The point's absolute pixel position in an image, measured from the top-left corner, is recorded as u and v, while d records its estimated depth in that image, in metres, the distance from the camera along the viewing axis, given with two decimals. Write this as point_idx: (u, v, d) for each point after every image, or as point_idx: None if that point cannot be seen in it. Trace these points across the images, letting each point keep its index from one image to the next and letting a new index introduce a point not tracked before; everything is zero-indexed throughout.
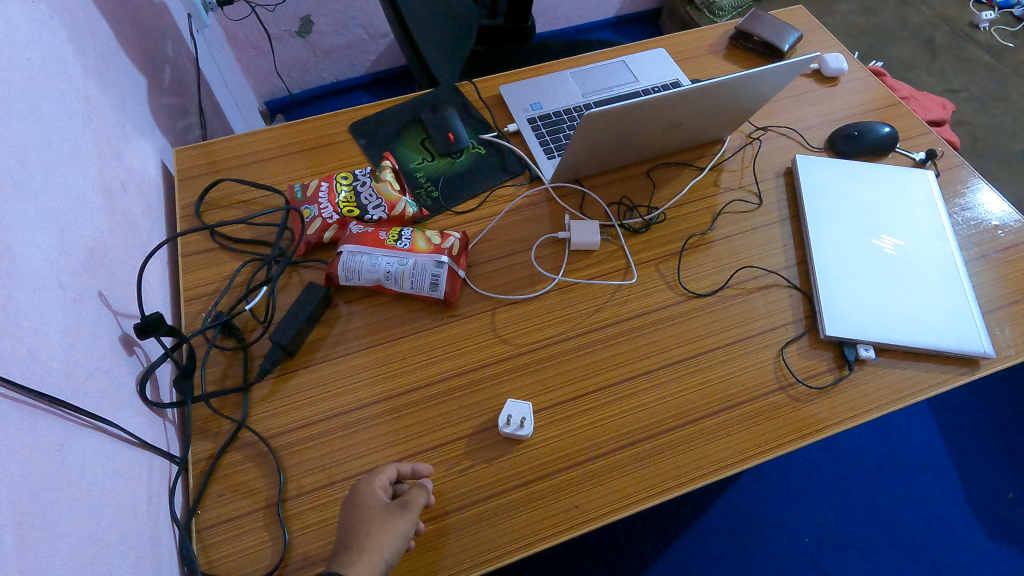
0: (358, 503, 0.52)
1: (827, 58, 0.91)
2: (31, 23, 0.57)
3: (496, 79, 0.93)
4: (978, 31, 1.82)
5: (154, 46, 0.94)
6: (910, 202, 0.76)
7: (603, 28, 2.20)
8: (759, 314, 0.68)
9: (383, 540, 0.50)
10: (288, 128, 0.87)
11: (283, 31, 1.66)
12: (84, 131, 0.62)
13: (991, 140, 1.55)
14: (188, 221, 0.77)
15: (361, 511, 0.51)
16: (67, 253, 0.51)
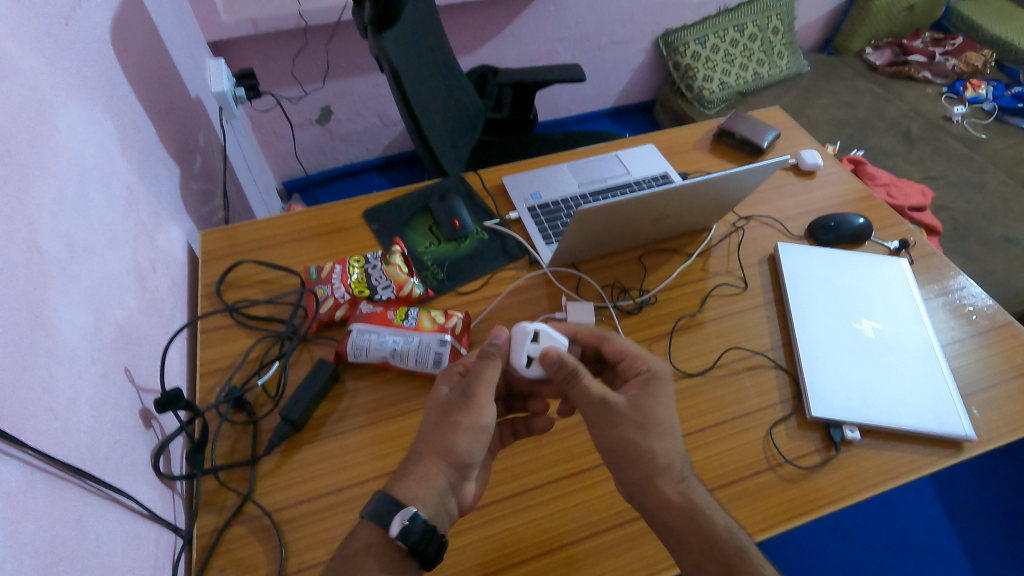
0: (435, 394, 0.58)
1: (803, 155, 0.99)
2: (88, 127, 0.64)
3: (499, 171, 1.01)
4: (952, 123, 1.96)
5: (188, 138, 1.03)
6: (886, 287, 0.81)
7: (602, 116, 2.36)
8: (749, 393, 0.71)
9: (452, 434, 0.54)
10: (306, 215, 0.94)
11: (305, 118, 1.82)
12: (124, 218, 0.68)
13: (973, 224, 1.62)
14: (208, 298, 0.82)
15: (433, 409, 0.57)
16: (100, 331, 0.56)
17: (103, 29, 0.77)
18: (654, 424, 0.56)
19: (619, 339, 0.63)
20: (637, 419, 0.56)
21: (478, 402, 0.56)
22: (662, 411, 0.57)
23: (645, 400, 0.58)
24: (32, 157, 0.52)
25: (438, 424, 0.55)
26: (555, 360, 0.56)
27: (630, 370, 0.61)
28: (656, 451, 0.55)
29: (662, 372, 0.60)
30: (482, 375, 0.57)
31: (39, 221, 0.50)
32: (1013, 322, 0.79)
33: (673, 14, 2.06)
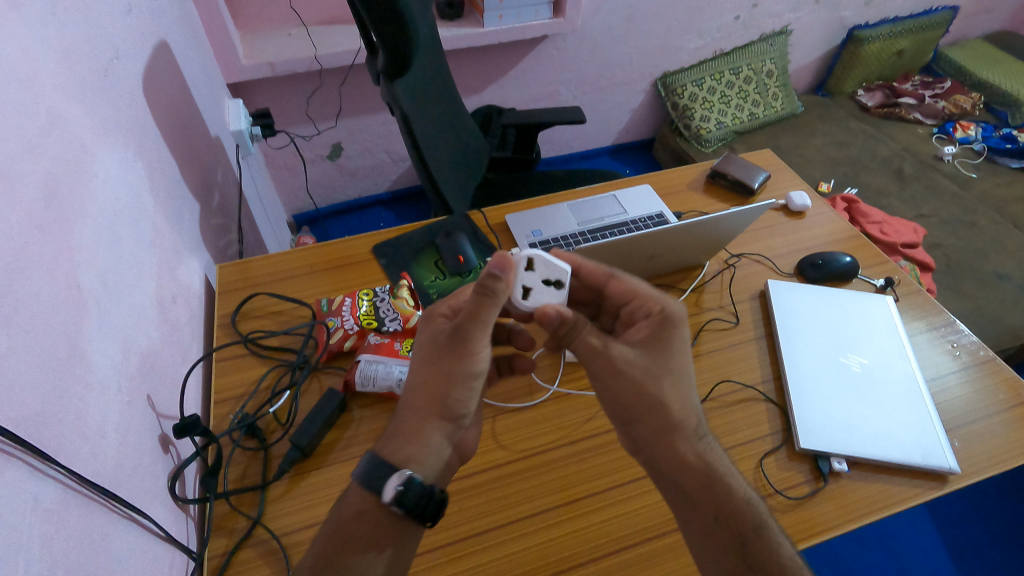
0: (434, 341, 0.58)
1: (792, 196, 1.04)
2: (121, 170, 0.70)
3: (502, 209, 1.06)
4: (944, 162, 2.02)
5: (208, 176, 1.09)
6: (872, 324, 0.84)
7: (603, 153, 2.43)
8: (740, 425, 0.74)
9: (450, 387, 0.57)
10: (318, 250, 0.99)
11: (316, 154, 1.89)
12: (150, 254, 0.72)
13: (965, 260, 1.66)
14: (224, 328, 0.86)
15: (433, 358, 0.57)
16: (127, 361, 0.60)
17: (136, 78, 0.83)
18: (669, 373, 0.58)
19: (625, 280, 0.65)
20: (651, 366, 0.58)
21: (472, 347, 0.56)
22: (674, 357, 0.59)
23: (658, 346, 0.59)
24: (73, 200, 0.56)
25: (438, 375, 0.57)
26: (552, 317, 0.57)
27: (644, 309, 0.63)
28: (671, 404, 0.57)
29: (678, 313, 0.61)
30: (476, 313, 0.55)
31: (78, 259, 0.55)
32: (997, 356, 0.82)
33: (671, 58, 2.15)
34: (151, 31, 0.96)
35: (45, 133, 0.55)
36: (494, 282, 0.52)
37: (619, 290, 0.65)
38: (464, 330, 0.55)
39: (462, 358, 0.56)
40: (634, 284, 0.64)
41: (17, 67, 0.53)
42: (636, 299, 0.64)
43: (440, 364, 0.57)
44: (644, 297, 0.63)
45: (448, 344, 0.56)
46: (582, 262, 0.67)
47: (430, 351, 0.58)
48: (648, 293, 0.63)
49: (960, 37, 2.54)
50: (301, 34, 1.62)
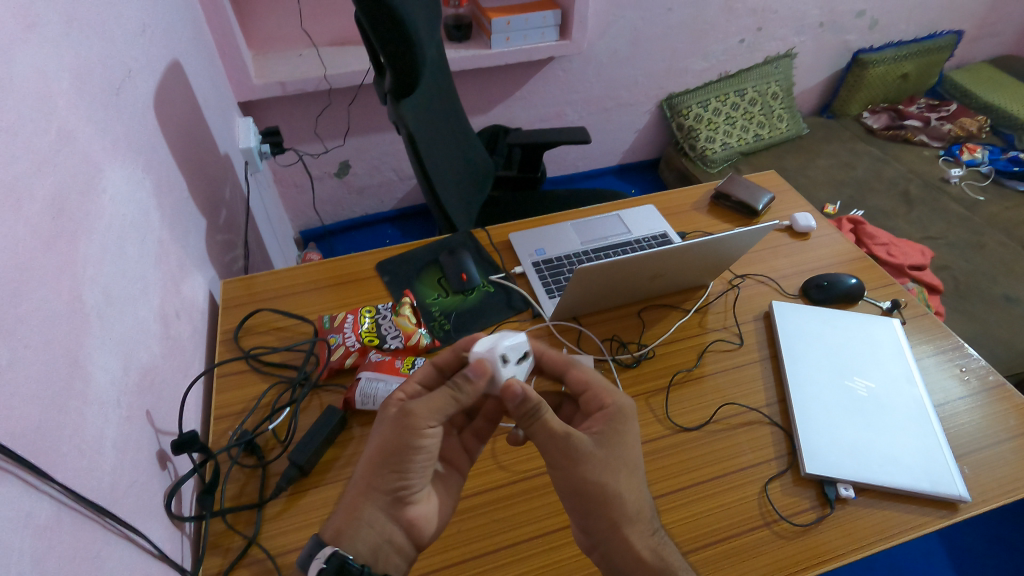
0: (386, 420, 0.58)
1: (796, 217, 1.04)
2: (129, 186, 0.71)
3: (506, 227, 1.06)
4: (951, 184, 2.01)
5: (215, 192, 1.10)
6: (879, 347, 0.83)
7: (608, 173, 2.44)
8: (744, 448, 0.73)
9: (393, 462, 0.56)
10: (322, 266, 0.99)
11: (323, 172, 1.91)
12: (154, 269, 0.73)
13: (973, 283, 1.64)
14: (226, 344, 0.86)
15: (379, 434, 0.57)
16: (127, 376, 0.60)
17: (147, 97, 0.85)
18: (624, 468, 0.59)
19: (584, 371, 0.65)
20: (603, 458, 0.58)
21: (418, 426, 0.55)
22: (624, 448, 0.60)
23: (612, 438, 0.60)
24: (80, 216, 0.57)
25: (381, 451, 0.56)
26: (517, 393, 0.56)
27: (596, 400, 0.63)
28: (625, 497, 0.58)
29: (626, 407, 0.62)
30: (431, 398, 0.57)
31: (82, 273, 0.55)
32: (1007, 382, 0.81)
33: (676, 79, 2.17)
34: (164, 51, 0.98)
35: (55, 150, 0.56)
36: (463, 382, 0.58)
37: (577, 380, 0.65)
38: (412, 412, 0.56)
39: (408, 436, 0.55)
40: (590, 373, 0.65)
41: (31, 85, 0.54)
42: (590, 389, 0.64)
43: (385, 438, 0.56)
44: (597, 388, 0.64)
45: (396, 423, 0.56)
46: (546, 350, 0.67)
47: (378, 428, 0.58)
48: (602, 385, 0.64)
49: (965, 60, 2.55)
50: (312, 54, 1.65)
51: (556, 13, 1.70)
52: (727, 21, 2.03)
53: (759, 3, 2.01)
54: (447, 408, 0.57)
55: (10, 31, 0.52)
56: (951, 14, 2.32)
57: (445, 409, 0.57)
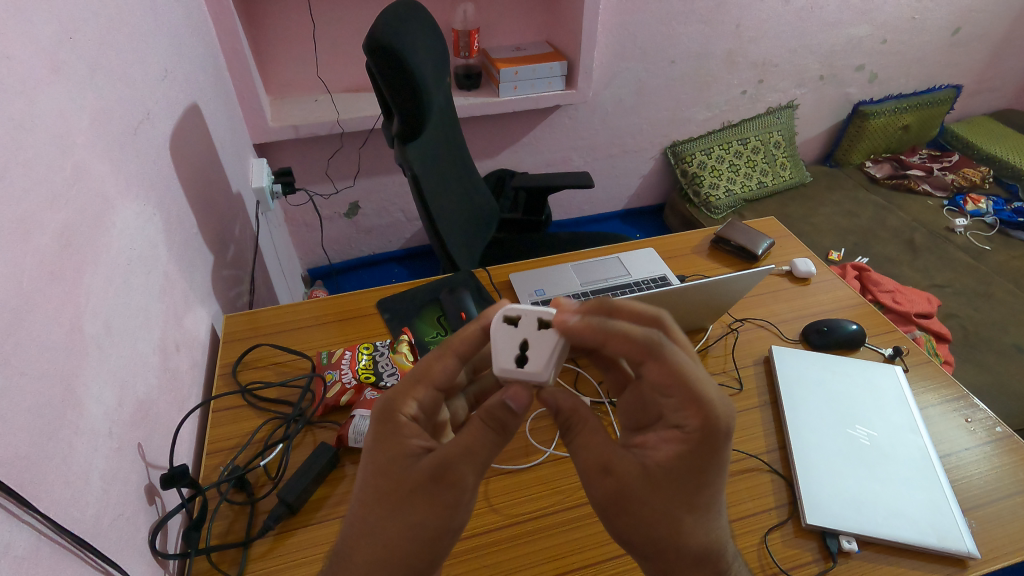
0: (406, 485, 0.51)
1: (796, 262, 1.05)
2: (139, 221, 0.73)
3: (508, 268, 1.08)
4: (956, 234, 2.02)
5: (224, 229, 1.13)
6: (881, 395, 0.82)
7: (614, 217, 2.47)
8: (743, 497, 0.71)
9: (423, 539, 0.51)
10: (324, 303, 1.01)
11: (333, 212, 1.96)
12: (158, 303, 0.74)
13: (983, 333, 1.62)
14: (224, 377, 0.87)
15: (403, 504, 0.51)
16: (122, 408, 0.60)
17: (164, 137, 0.88)
18: (695, 506, 0.53)
19: (671, 363, 0.52)
20: (676, 500, 0.52)
21: (456, 493, 0.51)
22: (707, 484, 0.52)
23: (683, 472, 0.52)
24: (88, 248, 0.59)
25: (405, 529, 0.50)
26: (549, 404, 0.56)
27: (680, 413, 0.53)
28: (684, 542, 0.53)
29: (720, 429, 0.51)
30: (473, 456, 0.51)
31: (85, 304, 0.56)
32: (1015, 433, 0.79)
33: (680, 128, 2.22)
34: (184, 94, 1.03)
35: (69, 184, 0.58)
36: (507, 416, 0.52)
37: (657, 374, 0.53)
38: (451, 471, 0.51)
39: (449, 511, 0.51)
40: (675, 371, 0.52)
41: (51, 127, 0.57)
42: (675, 394, 0.53)
43: (412, 515, 0.50)
44: (689, 397, 0.52)
45: (429, 487, 0.50)
46: (613, 332, 0.53)
47: (395, 490, 0.51)
48: (701, 397, 0.51)
49: (965, 114, 2.60)
50: (327, 100, 1.72)
51: (563, 63, 1.76)
52: (729, 74, 2.09)
53: (760, 57, 2.08)
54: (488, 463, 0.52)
55: (36, 73, 0.56)
56: (949, 70, 2.38)
57: (485, 463, 0.52)
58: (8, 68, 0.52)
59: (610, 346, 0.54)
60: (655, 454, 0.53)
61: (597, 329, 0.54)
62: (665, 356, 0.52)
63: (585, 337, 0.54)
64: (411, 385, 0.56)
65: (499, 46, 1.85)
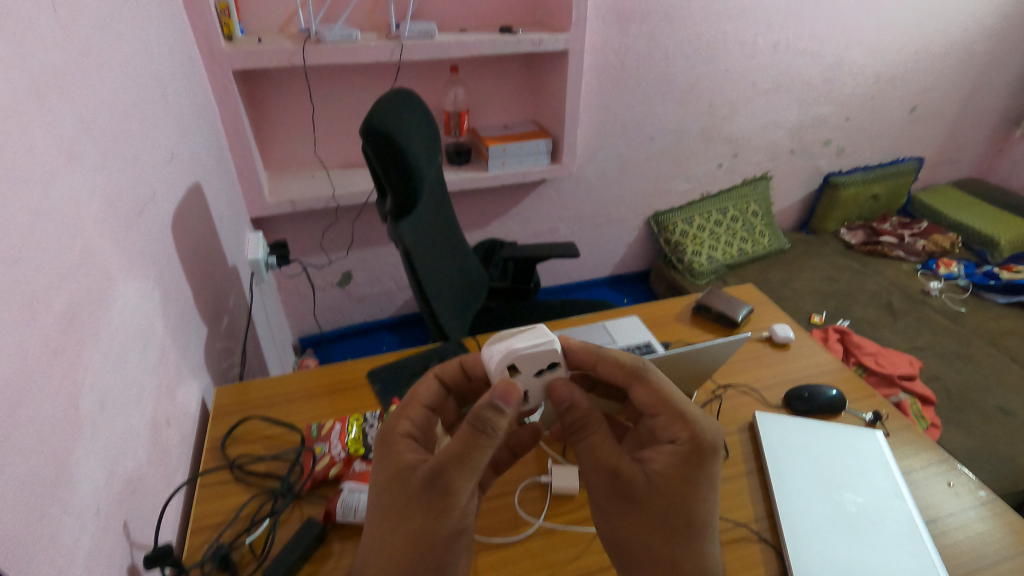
0: (405, 497, 0.55)
1: (775, 328, 1.09)
2: (139, 297, 0.76)
3: None
4: (932, 296, 2.09)
5: (219, 301, 1.16)
6: (865, 460, 0.83)
7: (601, 283, 2.53)
8: (733, 568, 0.70)
9: (427, 547, 0.54)
10: (315, 373, 1.03)
11: (326, 281, 2.00)
12: (152, 377, 0.75)
13: (966, 394, 1.65)
14: (212, 452, 0.86)
15: (402, 515, 0.55)
16: (110, 486, 0.60)
17: (167, 215, 0.93)
18: (691, 522, 0.59)
19: (655, 383, 0.64)
20: (671, 511, 0.59)
21: (451, 499, 0.54)
22: (701, 497, 0.59)
23: (680, 481, 0.59)
24: (90, 325, 0.61)
25: (409, 538, 0.54)
26: (565, 398, 0.62)
27: (669, 429, 0.62)
28: (683, 558, 0.58)
29: (708, 440, 0.59)
30: (463, 462, 0.54)
31: (82, 381, 0.58)
32: (999, 497, 0.80)
33: (662, 199, 2.32)
34: (187, 175, 1.08)
35: (76, 265, 0.61)
36: (495, 416, 0.54)
37: (644, 394, 0.64)
38: (445, 474, 0.54)
39: (447, 514, 0.54)
40: (660, 390, 0.63)
41: (65, 212, 0.61)
42: (664, 413, 0.63)
43: (410, 525, 0.54)
44: (676, 414, 0.61)
45: (424, 496, 0.54)
46: (606, 357, 0.65)
47: (396, 501, 0.56)
48: (686, 413, 0.61)
49: (931, 183, 2.74)
50: (323, 176, 1.79)
51: (548, 140, 1.86)
52: (705, 148, 2.22)
53: (733, 133, 2.21)
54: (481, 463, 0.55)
55: (53, 163, 0.60)
56: (911, 143, 2.54)
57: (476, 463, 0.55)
58: (29, 161, 0.56)
59: (599, 367, 0.66)
60: (653, 465, 0.61)
61: (591, 349, 0.66)
62: (650, 378, 0.64)
63: (582, 356, 0.66)
64: (407, 411, 0.65)
65: (487, 125, 1.96)
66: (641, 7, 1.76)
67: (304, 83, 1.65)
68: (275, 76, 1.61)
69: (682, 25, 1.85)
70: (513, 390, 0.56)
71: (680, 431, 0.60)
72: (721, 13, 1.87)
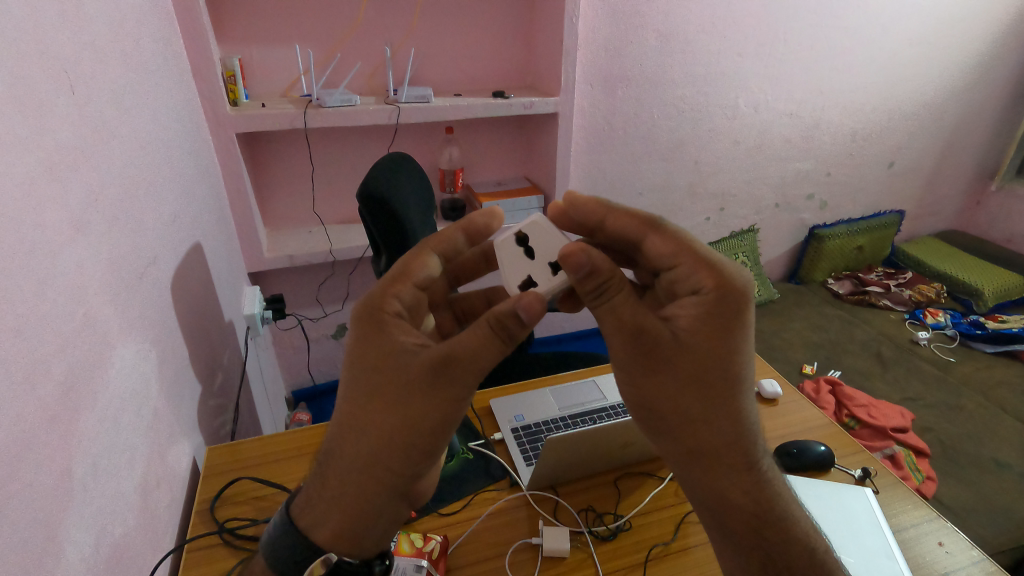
0: (406, 381, 0.59)
1: (763, 384, 1.10)
2: (136, 360, 0.77)
3: (487, 393, 1.12)
4: (921, 345, 2.12)
5: (214, 358, 1.17)
6: (855, 519, 0.83)
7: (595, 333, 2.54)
8: None
9: (426, 426, 0.58)
10: (306, 431, 1.03)
11: (321, 333, 2.01)
12: (144, 439, 0.76)
13: (960, 446, 1.65)
14: (201, 515, 0.86)
15: (402, 396, 0.59)
16: (97, 554, 0.60)
17: (167, 277, 0.95)
18: (720, 377, 0.60)
19: (673, 232, 0.64)
20: (703, 358, 0.60)
21: (455, 384, 0.58)
22: (730, 345, 0.59)
23: (712, 331, 0.59)
24: (88, 392, 0.62)
25: (408, 418, 0.58)
26: (583, 263, 0.59)
27: (692, 279, 0.62)
28: (720, 410, 0.61)
29: (739, 284, 0.60)
30: (472, 356, 0.58)
31: (77, 448, 0.59)
32: (990, 557, 0.80)
33: None
34: (188, 235, 1.12)
35: (77, 332, 0.63)
36: (517, 326, 0.59)
37: (663, 243, 0.64)
38: (453, 365, 0.58)
39: (449, 401, 0.58)
40: (680, 238, 0.63)
41: (70, 281, 0.63)
42: (688, 260, 0.62)
43: (415, 407, 0.58)
44: (702, 263, 0.61)
45: (431, 380, 0.58)
46: (618, 211, 0.66)
47: (398, 380, 0.59)
48: (714, 263, 0.61)
49: (914, 234, 2.82)
50: (320, 231, 1.84)
51: (540, 197, 1.93)
52: (692, 203, 2.29)
53: (719, 189, 2.29)
54: (490, 360, 0.59)
55: (62, 235, 0.63)
56: (891, 197, 2.63)
57: (487, 358, 0.58)
58: (39, 234, 0.59)
59: (613, 220, 0.67)
60: (681, 319, 0.60)
61: (603, 204, 0.67)
62: (665, 228, 0.64)
63: (590, 212, 0.67)
64: (396, 287, 0.65)
65: (481, 182, 2.03)
66: (627, 72, 1.86)
67: (305, 144, 1.72)
68: (277, 138, 1.68)
69: (666, 89, 1.95)
70: (536, 303, 0.59)
71: (706, 276, 0.60)
72: (703, 77, 1.97)
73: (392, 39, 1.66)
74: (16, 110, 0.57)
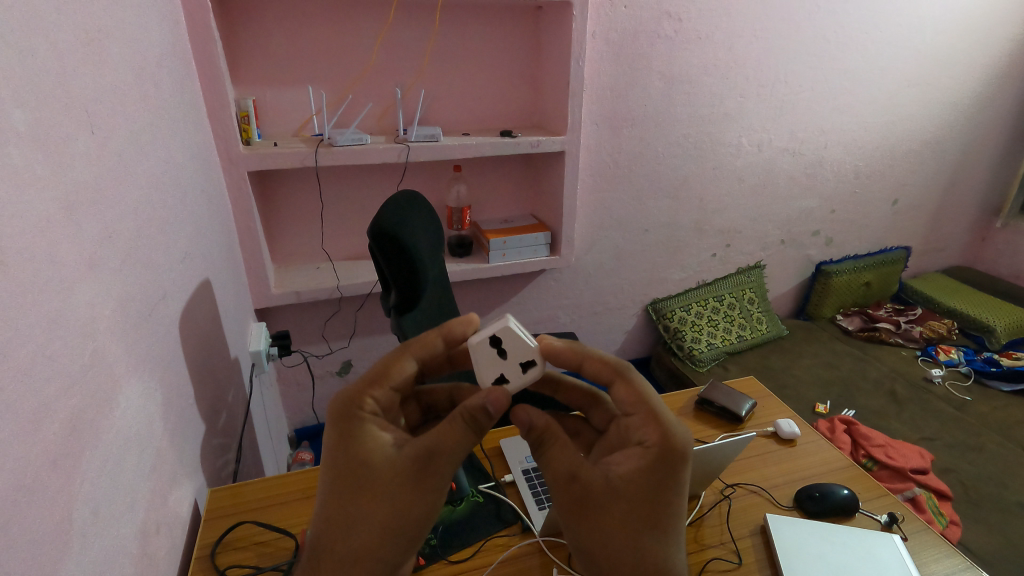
0: (389, 479, 0.60)
1: (780, 423, 1.07)
2: (143, 400, 0.76)
3: (497, 433, 1.10)
4: (936, 383, 2.08)
5: (219, 397, 1.15)
6: (883, 568, 0.80)
7: None
8: None
9: (409, 519, 0.60)
10: (311, 473, 1.01)
11: (326, 370, 1.99)
12: (146, 482, 0.73)
13: (983, 488, 1.59)
14: (201, 561, 0.83)
15: (385, 491, 0.60)
16: None
17: (175, 314, 0.94)
18: (655, 518, 0.62)
19: (635, 384, 0.67)
20: (634, 510, 0.62)
21: (435, 478, 0.61)
22: (663, 498, 0.63)
23: (645, 480, 0.62)
24: (93, 433, 0.61)
25: (391, 514, 0.60)
26: (524, 419, 0.65)
27: (642, 431, 0.65)
28: (645, 557, 0.62)
29: (679, 442, 0.62)
30: (453, 450, 0.61)
31: (77, 492, 0.57)
32: None
33: (659, 287, 2.36)
34: (197, 272, 1.11)
35: (85, 371, 0.62)
36: (484, 419, 0.62)
37: (625, 393, 0.67)
38: (434, 458, 0.60)
39: (427, 495, 0.61)
40: (639, 391, 0.67)
41: (80, 319, 0.63)
42: (640, 414, 0.66)
43: (395, 504, 0.60)
44: (651, 417, 0.65)
45: (414, 475, 0.60)
46: (589, 357, 0.68)
47: (378, 479, 0.60)
48: (661, 417, 0.64)
49: (921, 271, 2.81)
50: (328, 267, 1.84)
51: (547, 233, 1.93)
52: (698, 239, 2.30)
53: (724, 225, 2.30)
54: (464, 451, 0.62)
55: (75, 273, 0.63)
56: (896, 233, 2.63)
57: (464, 449, 0.61)
58: (53, 271, 0.59)
59: (587, 366, 0.68)
60: (621, 467, 0.64)
61: (577, 351, 0.68)
62: (632, 378, 0.68)
63: (565, 358, 0.68)
64: (375, 390, 0.66)
65: (489, 219, 2.04)
66: (631, 112, 1.90)
67: (316, 181, 1.74)
68: (287, 176, 1.70)
69: (669, 128, 1.98)
70: (503, 396, 0.63)
71: (652, 428, 0.64)
72: (705, 117, 2.00)
73: (403, 81, 1.71)
74: (36, 152, 0.58)
